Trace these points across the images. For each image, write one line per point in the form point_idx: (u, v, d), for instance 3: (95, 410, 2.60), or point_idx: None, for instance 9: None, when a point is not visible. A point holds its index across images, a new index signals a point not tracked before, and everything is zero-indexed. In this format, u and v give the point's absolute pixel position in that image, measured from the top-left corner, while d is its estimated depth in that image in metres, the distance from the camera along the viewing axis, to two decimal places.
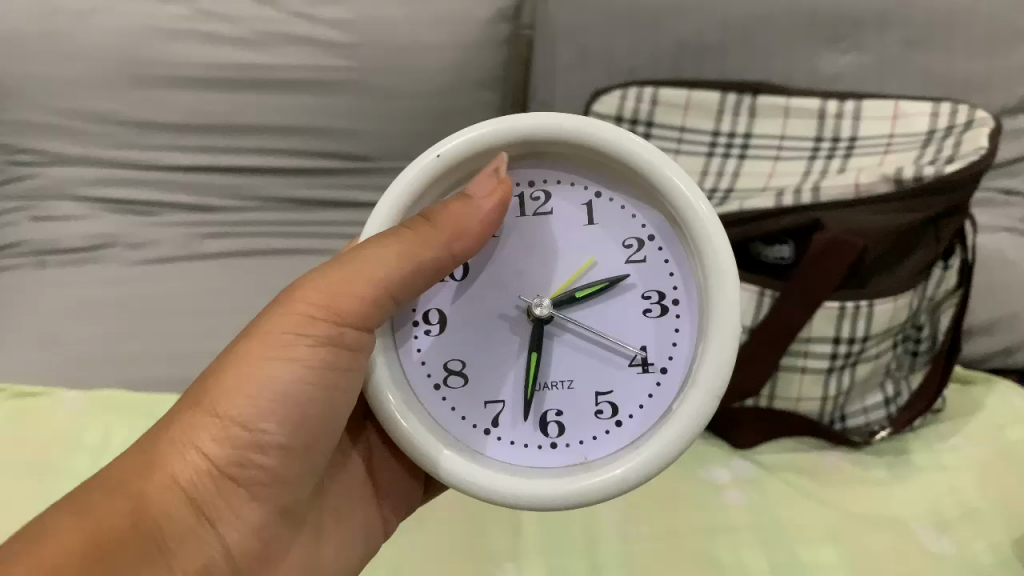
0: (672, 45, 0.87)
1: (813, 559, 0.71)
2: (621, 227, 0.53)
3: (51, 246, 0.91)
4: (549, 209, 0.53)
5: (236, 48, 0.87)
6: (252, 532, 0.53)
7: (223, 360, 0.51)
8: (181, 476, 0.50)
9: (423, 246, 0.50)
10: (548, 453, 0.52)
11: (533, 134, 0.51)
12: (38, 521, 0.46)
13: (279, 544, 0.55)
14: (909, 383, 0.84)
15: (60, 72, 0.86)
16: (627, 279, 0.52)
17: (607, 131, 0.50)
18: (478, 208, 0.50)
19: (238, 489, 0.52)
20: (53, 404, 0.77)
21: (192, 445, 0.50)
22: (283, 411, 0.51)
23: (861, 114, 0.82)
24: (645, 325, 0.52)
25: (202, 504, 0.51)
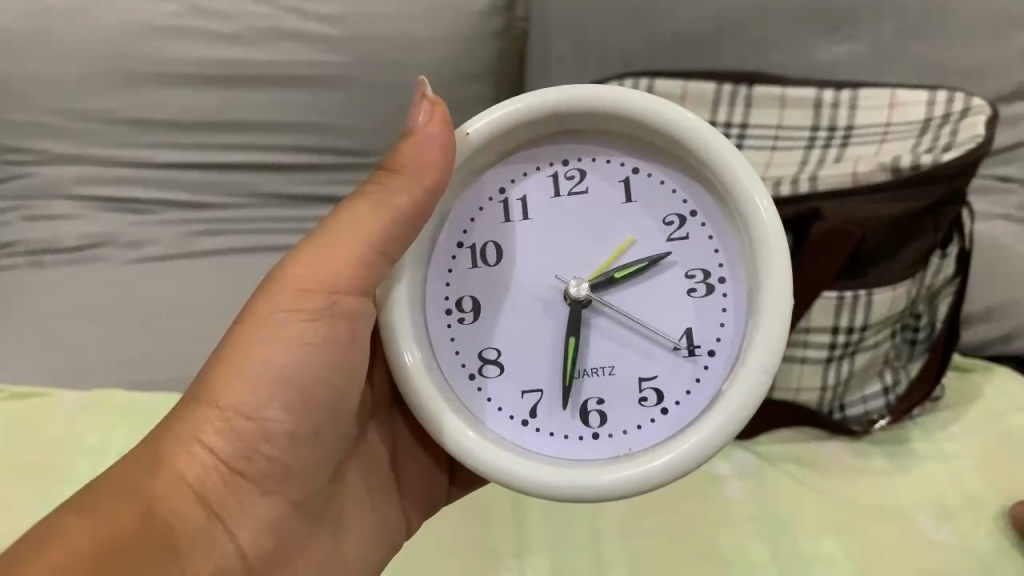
0: (666, 37, 0.87)
1: (815, 552, 0.72)
2: (664, 205, 0.52)
3: (46, 246, 0.91)
4: (584, 187, 0.53)
5: (228, 45, 0.86)
6: (265, 529, 0.53)
7: (220, 352, 0.52)
8: (187, 473, 0.50)
9: (397, 196, 0.51)
10: (591, 444, 0.51)
11: (574, 107, 0.50)
12: (44, 525, 0.46)
13: (296, 541, 0.55)
14: (908, 372, 0.83)
15: (53, 71, 0.86)
16: (670, 256, 0.52)
17: (654, 104, 0.50)
18: (428, 138, 0.50)
19: (247, 484, 0.52)
20: (52, 405, 0.77)
21: (196, 440, 0.50)
22: (286, 395, 0.52)
23: (858, 104, 0.81)
24: (690, 306, 0.51)
25: (211, 501, 0.51)
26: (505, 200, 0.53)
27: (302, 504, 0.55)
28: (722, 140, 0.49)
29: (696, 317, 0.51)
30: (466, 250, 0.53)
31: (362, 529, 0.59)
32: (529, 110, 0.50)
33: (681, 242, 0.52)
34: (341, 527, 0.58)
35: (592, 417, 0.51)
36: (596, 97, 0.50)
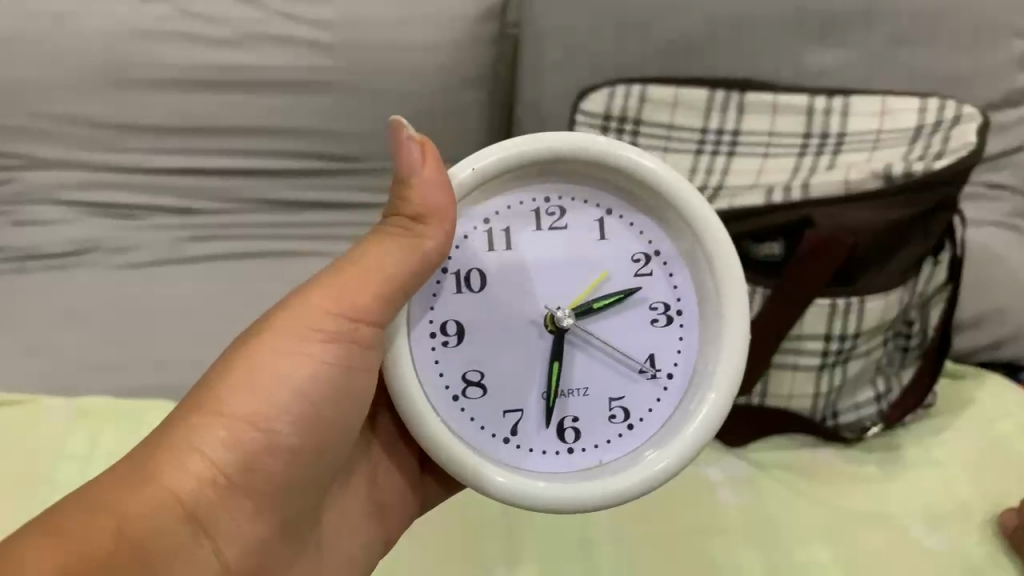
0: (658, 44, 0.87)
1: (807, 558, 0.71)
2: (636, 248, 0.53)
3: (34, 251, 0.90)
4: (563, 224, 0.53)
5: (219, 49, 0.86)
6: (248, 548, 0.50)
7: (227, 359, 0.49)
8: (182, 487, 0.46)
9: (414, 236, 0.49)
10: (566, 459, 0.52)
11: (563, 154, 0.50)
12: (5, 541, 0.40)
13: (270, 560, 0.52)
14: (900, 380, 0.83)
15: (39, 74, 0.85)
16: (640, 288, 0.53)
17: (641, 159, 0.51)
18: (432, 180, 0.48)
19: (239, 502, 0.49)
20: (37, 413, 0.76)
21: (195, 449, 0.46)
22: (297, 411, 0.49)
23: (849, 111, 0.82)
24: (656, 332, 0.53)
25: (202, 517, 0.47)
26: (488, 230, 0.52)
27: (287, 520, 0.52)
28: (696, 195, 0.51)
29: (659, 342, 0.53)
30: (449, 275, 0.52)
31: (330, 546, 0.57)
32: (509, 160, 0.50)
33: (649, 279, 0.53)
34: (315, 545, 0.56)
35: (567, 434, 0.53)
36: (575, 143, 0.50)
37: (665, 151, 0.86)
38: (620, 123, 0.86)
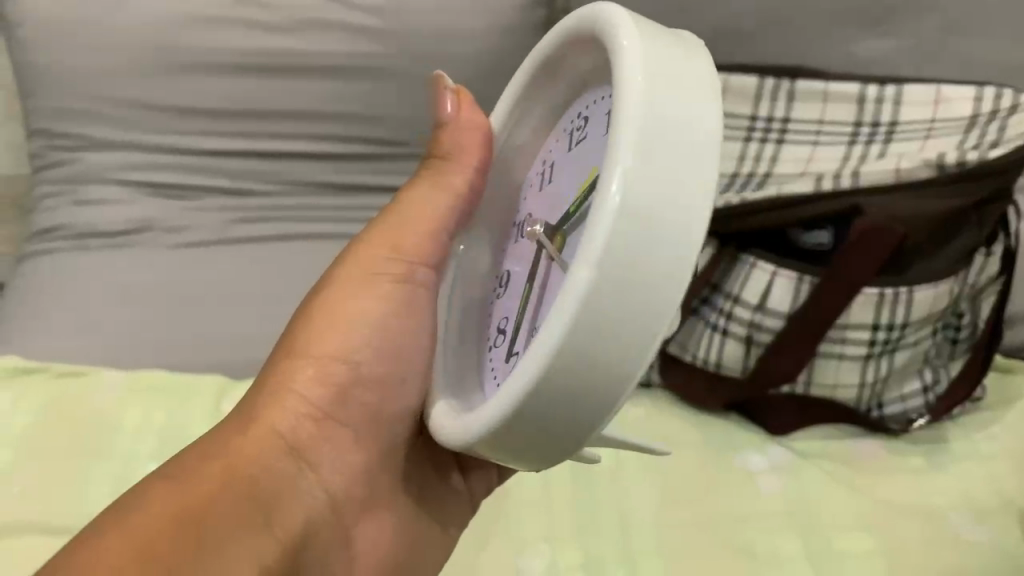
0: (706, 28, 0.86)
1: (844, 546, 0.71)
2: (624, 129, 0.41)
3: (90, 230, 0.91)
4: (584, 132, 0.45)
5: (271, 35, 0.87)
6: (350, 478, 0.52)
7: (313, 306, 0.54)
8: (280, 426, 0.50)
9: (455, 177, 0.52)
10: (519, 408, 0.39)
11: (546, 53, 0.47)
12: (129, 497, 0.44)
13: (373, 492, 0.54)
14: (948, 371, 0.83)
15: (102, 59, 0.88)
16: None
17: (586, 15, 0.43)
18: (461, 121, 0.52)
19: (335, 432, 0.52)
20: (94, 387, 0.77)
21: (290, 389, 0.51)
22: (379, 342, 0.53)
23: (902, 100, 0.81)
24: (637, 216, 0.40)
25: (299, 449, 0.51)
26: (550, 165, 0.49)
27: (381, 465, 0.54)
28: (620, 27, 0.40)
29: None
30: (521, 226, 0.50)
31: (433, 501, 0.57)
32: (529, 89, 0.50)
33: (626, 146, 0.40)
34: (422, 500, 0.57)
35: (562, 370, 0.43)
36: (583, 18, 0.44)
37: None
38: None
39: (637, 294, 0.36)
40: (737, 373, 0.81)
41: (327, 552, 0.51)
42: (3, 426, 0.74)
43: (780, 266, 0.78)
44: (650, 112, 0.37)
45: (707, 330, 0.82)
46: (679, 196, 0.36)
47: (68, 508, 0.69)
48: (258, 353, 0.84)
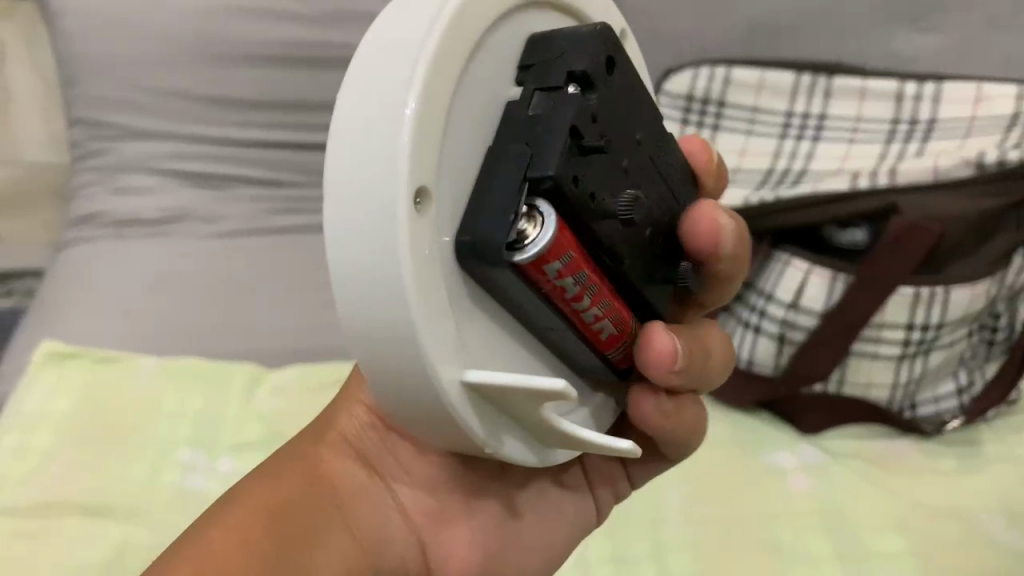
0: (743, 24, 0.88)
1: (877, 546, 0.69)
2: (528, 48, 0.38)
3: (127, 218, 0.91)
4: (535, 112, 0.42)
5: (305, 26, 0.89)
6: (426, 486, 0.48)
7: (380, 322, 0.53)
8: (347, 431, 0.49)
9: None
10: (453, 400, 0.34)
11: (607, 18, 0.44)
12: (227, 498, 0.47)
13: (459, 501, 0.48)
14: (983, 373, 0.83)
15: (143, 48, 0.90)
16: (569, 87, 0.36)
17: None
18: None
19: (404, 442, 0.48)
20: (130, 373, 0.78)
21: (357, 401, 0.49)
22: None
23: (940, 97, 0.81)
24: (522, 120, 0.35)
25: (369, 459, 0.48)
26: None
27: (463, 471, 0.48)
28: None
29: (539, 146, 0.34)
30: None
31: (536, 516, 0.50)
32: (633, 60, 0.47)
33: (508, 61, 0.37)
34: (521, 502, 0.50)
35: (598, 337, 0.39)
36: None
37: (749, 135, 0.86)
38: (704, 104, 0.88)
39: (348, 158, 0.31)
40: (769, 372, 0.81)
41: (405, 569, 0.47)
42: (42, 410, 0.75)
43: (816, 264, 0.77)
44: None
45: (741, 328, 0.81)
46: (392, 42, 0.32)
47: (103, 490, 0.70)
48: (290, 341, 0.85)
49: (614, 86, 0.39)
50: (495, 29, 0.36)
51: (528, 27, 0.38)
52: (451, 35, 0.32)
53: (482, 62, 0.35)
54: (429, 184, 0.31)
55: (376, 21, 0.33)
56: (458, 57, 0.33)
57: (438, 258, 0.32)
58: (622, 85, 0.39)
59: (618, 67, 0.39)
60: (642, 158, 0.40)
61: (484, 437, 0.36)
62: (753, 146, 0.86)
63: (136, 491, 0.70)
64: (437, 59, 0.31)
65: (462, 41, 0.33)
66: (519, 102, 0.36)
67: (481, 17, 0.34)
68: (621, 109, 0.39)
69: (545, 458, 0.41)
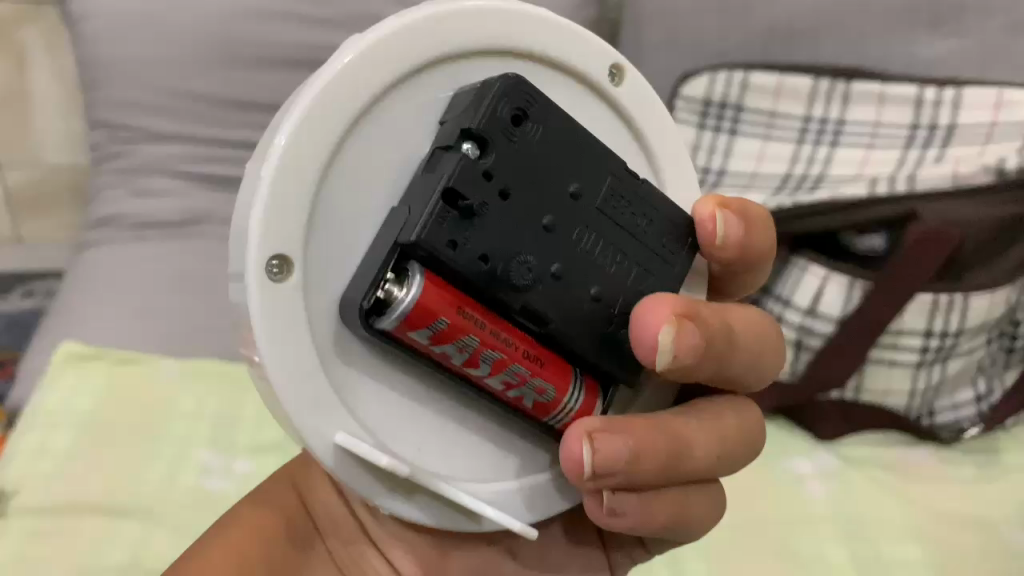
0: (762, 27, 0.88)
1: (893, 556, 0.69)
2: (452, 101, 0.40)
3: (148, 220, 0.92)
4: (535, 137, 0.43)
5: (323, 29, 0.90)
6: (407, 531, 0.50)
7: None
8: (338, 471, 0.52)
9: None
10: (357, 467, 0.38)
11: (584, 41, 0.43)
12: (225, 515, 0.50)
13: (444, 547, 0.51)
14: (1003, 381, 0.82)
15: (162, 51, 0.90)
16: (463, 146, 0.38)
17: (535, 26, 0.41)
18: None
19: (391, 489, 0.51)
20: (150, 373, 0.79)
21: None
22: None
23: (960, 103, 0.80)
24: (418, 182, 0.38)
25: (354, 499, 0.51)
26: None
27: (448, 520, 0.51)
28: (477, 31, 0.40)
29: (412, 213, 0.37)
30: None
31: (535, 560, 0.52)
32: (629, 91, 0.45)
33: (427, 117, 0.39)
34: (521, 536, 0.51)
35: (522, 400, 0.41)
36: (559, 25, 0.42)
37: (768, 139, 0.86)
38: (721, 109, 0.88)
39: (237, 230, 0.37)
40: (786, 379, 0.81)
41: None
42: (62, 410, 0.76)
43: (833, 269, 0.77)
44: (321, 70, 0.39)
45: None
46: (279, 121, 0.37)
47: (123, 489, 0.70)
48: None
49: (531, 143, 0.39)
50: (406, 86, 0.38)
51: (461, 79, 0.40)
52: (317, 110, 0.36)
53: (383, 123, 0.38)
54: (289, 252, 0.35)
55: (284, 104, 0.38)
56: (332, 128, 0.36)
57: (307, 315, 0.37)
58: (539, 137, 0.39)
59: (532, 118, 0.39)
60: (583, 213, 0.40)
61: (379, 495, 0.39)
62: (770, 151, 0.85)
63: (158, 491, 0.70)
64: (301, 136, 0.35)
65: (339, 112, 0.36)
66: (424, 164, 0.38)
67: (366, 85, 0.37)
68: (537, 161, 0.39)
69: (481, 522, 0.42)
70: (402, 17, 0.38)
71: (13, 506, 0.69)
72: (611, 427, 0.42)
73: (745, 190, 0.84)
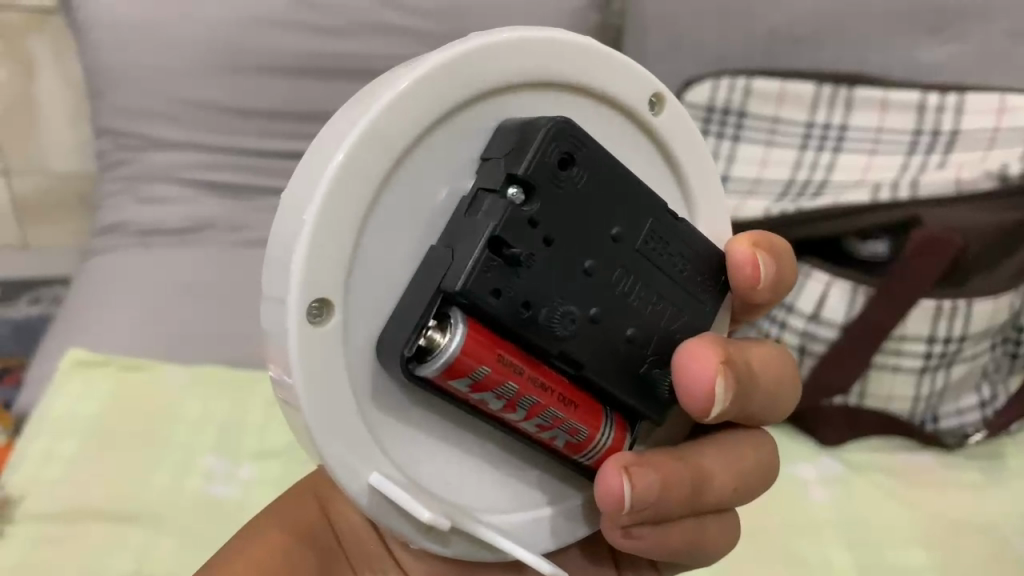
0: (765, 33, 0.89)
1: (898, 560, 0.68)
2: (496, 133, 0.39)
3: (154, 227, 0.93)
4: None
5: (330, 37, 0.90)
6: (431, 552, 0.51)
7: None
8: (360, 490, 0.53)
9: None
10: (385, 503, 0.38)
11: (630, 69, 0.42)
12: (250, 526, 0.52)
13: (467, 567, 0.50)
14: (1007, 386, 0.83)
15: (169, 59, 0.90)
16: (509, 190, 0.37)
17: (584, 58, 0.40)
18: None
19: None
20: (157, 378, 0.80)
21: None
22: None
23: (963, 109, 0.81)
24: (458, 225, 0.37)
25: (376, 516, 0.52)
26: None
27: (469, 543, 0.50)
28: (526, 63, 0.38)
29: (455, 259, 0.36)
30: None
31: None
32: (668, 122, 0.44)
33: (470, 152, 0.38)
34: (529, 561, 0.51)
35: (553, 440, 0.41)
36: (605, 53, 0.41)
37: (770, 145, 0.86)
38: (723, 115, 0.88)
39: (271, 265, 0.35)
40: None
41: None
42: (69, 417, 0.76)
43: (836, 274, 0.77)
44: (359, 96, 0.37)
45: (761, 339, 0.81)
46: (323, 148, 0.35)
47: (125, 495, 0.71)
48: None
49: (577, 186, 0.38)
50: (450, 118, 0.37)
51: (502, 110, 0.39)
52: (364, 151, 0.34)
53: (425, 158, 0.37)
54: (330, 296, 0.35)
55: (322, 131, 0.36)
56: (376, 169, 0.35)
57: (343, 358, 0.36)
58: (584, 182, 0.38)
59: (578, 162, 0.38)
60: (621, 255, 0.40)
61: (410, 532, 0.39)
62: (772, 156, 0.86)
63: (163, 498, 0.71)
64: (346, 175, 0.34)
65: (385, 150, 0.35)
66: (466, 202, 0.38)
67: (412, 122, 0.35)
68: (580, 207, 0.38)
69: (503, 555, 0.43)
70: (452, 50, 0.36)
71: (19, 513, 0.69)
72: (642, 461, 0.43)
73: (748, 196, 0.84)
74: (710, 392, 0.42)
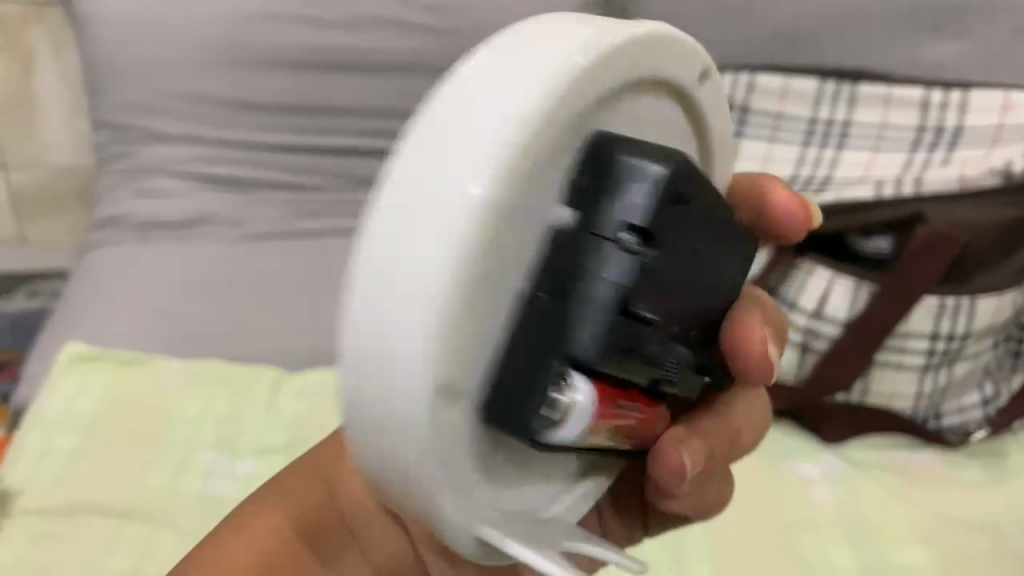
0: (768, 30, 0.88)
1: (902, 560, 0.68)
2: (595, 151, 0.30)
3: (153, 221, 0.92)
4: None
5: (331, 31, 0.90)
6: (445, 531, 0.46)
7: None
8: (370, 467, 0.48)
9: None
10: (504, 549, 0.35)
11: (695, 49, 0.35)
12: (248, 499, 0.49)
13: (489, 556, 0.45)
14: (1011, 384, 0.82)
15: (170, 52, 0.90)
16: (630, 235, 0.30)
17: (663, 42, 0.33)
18: None
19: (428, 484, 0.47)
20: (155, 375, 0.79)
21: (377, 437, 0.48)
22: None
23: (967, 105, 0.82)
24: (576, 277, 0.30)
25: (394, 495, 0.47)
26: None
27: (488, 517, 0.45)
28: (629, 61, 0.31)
29: (586, 324, 0.30)
30: None
31: None
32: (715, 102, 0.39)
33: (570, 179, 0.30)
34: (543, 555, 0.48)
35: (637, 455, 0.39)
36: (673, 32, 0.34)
37: (772, 142, 0.86)
38: None
39: (361, 364, 0.27)
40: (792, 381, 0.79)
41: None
42: (65, 413, 0.76)
43: (843, 271, 0.77)
44: (424, 126, 0.27)
45: None
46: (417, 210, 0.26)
47: (129, 491, 0.70)
48: (309, 344, 0.84)
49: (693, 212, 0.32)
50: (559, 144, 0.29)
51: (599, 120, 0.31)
52: (488, 214, 0.26)
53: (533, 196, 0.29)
54: (454, 388, 0.27)
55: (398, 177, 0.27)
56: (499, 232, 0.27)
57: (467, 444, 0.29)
58: (699, 210, 0.32)
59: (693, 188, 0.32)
60: (715, 276, 0.35)
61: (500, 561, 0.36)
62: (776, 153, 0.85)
63: (161, 496, 0.70)
64: (467, 247, 0.26)
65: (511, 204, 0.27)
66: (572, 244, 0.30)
67: (535, 165, 0.27)
68: (694, 240, 0.32)
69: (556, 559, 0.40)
70: (553, 59, 0.28)
71: (16, 507, 0.68)
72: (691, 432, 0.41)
73: None
74: (766, 370, 0.40)
